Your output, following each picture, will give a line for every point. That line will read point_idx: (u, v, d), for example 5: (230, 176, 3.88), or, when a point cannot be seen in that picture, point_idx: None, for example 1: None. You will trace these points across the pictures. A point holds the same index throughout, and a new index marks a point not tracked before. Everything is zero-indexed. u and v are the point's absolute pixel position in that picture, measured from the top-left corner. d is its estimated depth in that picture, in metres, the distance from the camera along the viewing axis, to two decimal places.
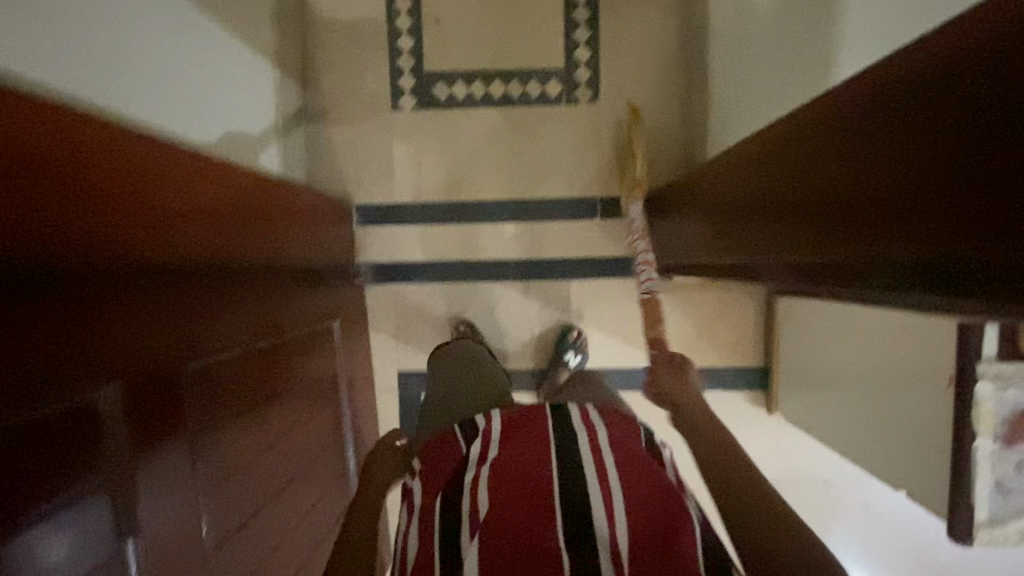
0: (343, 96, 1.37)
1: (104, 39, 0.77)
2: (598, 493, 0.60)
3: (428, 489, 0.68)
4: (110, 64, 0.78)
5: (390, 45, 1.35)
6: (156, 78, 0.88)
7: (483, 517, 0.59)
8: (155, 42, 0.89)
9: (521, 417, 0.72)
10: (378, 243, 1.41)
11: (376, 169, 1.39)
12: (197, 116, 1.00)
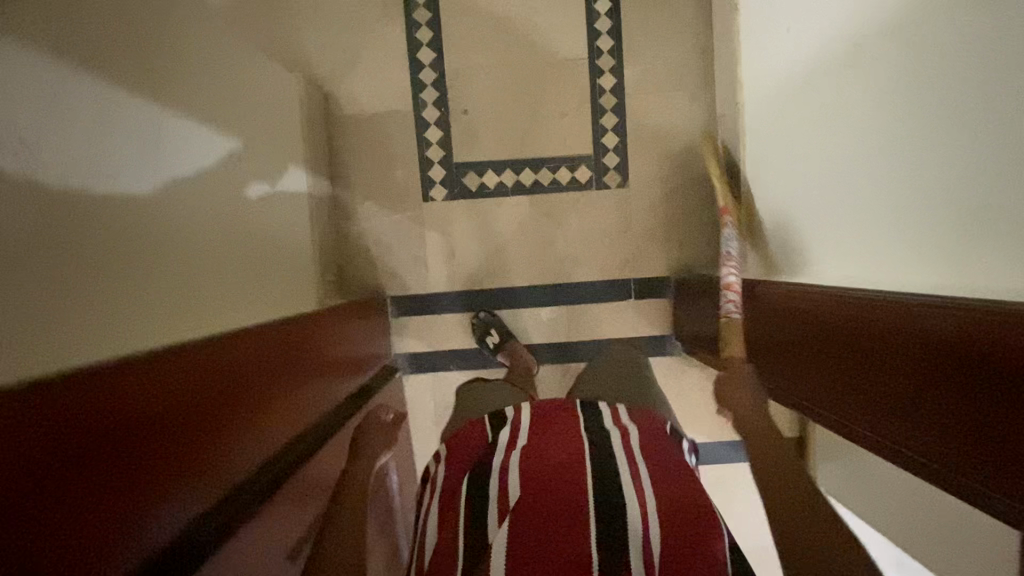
0: (372, 188, 1.35)
1: (149, 208, 0.74)
2: (631, 481, 0.64)
3: (454, 470, 0.71)
4: (156, 230, 0.75)
5: (418, 136, 1.34)
6: (195, 218, 0.85)
7: (512, 498, 0.62)
8: (191, 180, 0.85)
9: (548, 413, 0.76)
10: (412, 332, 1.39)
11: (408, 258, 1.36)
12: (235, 241, 0.96)
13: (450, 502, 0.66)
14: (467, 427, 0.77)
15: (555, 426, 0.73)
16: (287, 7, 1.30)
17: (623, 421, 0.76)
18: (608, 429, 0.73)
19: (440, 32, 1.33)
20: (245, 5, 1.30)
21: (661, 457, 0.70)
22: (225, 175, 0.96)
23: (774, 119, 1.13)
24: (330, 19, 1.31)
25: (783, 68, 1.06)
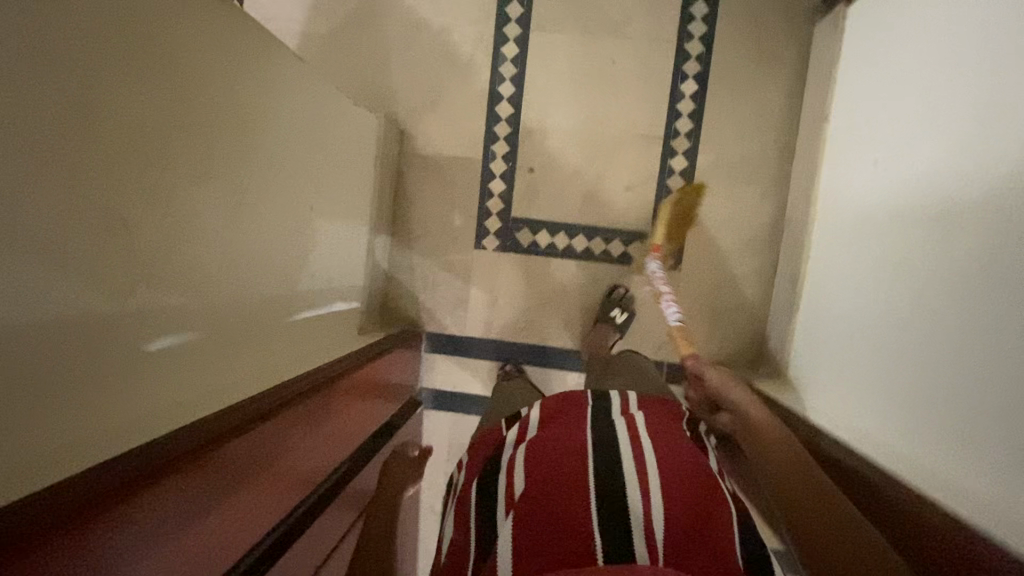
0: (430, 227, 1.39)
1: (227, 253, 0.81)
2: (633, 466, 0.61)
3: (472, 469, 0.75)
4: (231, 276, 0.82)
5: (482, 186, 1.38)
6: (265, 258, 0.91)
7: (516, 495, 0.61)
8: (269, 222, 0.92)
9: (557, 405, 0.74)
10: (441, 370, 1.42)
11: (451, 300, 1.40)
12: (298, 276, 1.03)
13: (461, 507, 0.67)
14: (489, 432, 0.80)
15: (564, 416, 0.72)
16: (380, 43, 1.36)
17: (631, 411, 0.73)
18: (612, 419, 0.70)
19: (521, 88, 1.35)
20: (343, 37, 1.36)
21: (672, 441, 0.67)
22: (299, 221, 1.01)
23: (845, 240, 1.07)
24: (419, 60, 1.36)
25: (862, 193, 1.03)
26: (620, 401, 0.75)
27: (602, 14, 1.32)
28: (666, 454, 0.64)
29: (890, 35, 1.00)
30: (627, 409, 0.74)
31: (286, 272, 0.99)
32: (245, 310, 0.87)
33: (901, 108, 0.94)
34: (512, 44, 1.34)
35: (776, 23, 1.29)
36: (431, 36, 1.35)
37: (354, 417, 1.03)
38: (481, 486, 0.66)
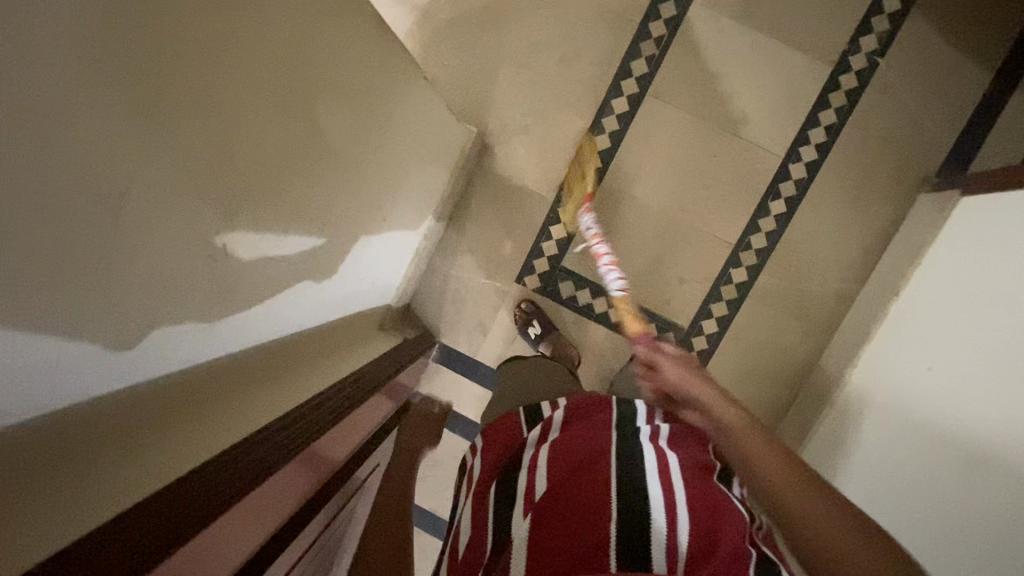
0: (480, 246, 1.37)
1: (310, 260, 0.81)
2: (659, 496, 0.58)
3: (487, 460, 0.72)
4: (305, 280, 0.83)
5: (544, 226, 1.36)
6: (336, 261, 0.91)
7: (534, 494, 0.61)
8: (351, 230, 0.91)
9: (587, 406, 0.72)
10: (441, 384, 1.41)
11: (475, 322, 1.39)
12: (353, 277, 1.03)
13: (478, 504, 0.67)
14: (504, 420, 0.77)
15: (589, 421, 0.71)
16: (494, 53, 1.31)
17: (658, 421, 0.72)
18: (637, 424, 0.70)
19: (617, 146, 1.32)
20: (461, 34, 1.31)
21: (703, 466, 0.64)
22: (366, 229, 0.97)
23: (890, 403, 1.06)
24: (528, 82, 1.32)
25: (920, 367, 1.03)
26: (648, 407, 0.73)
27: (722, 103, 1.29)
28: (695, 479, 0.62)
29: (979, 253, 1.01)
30: (654, 419, 0.72)
31: (346, 272, 0.98)
32: (302, 306, 0.88)
33: (971, 337, 0.95)
34: (624, 99, 1.30)
35: (883, 177, 1.27)
36: (547, 62, 1.31)
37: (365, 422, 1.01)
38: (500, 485, 0.66)
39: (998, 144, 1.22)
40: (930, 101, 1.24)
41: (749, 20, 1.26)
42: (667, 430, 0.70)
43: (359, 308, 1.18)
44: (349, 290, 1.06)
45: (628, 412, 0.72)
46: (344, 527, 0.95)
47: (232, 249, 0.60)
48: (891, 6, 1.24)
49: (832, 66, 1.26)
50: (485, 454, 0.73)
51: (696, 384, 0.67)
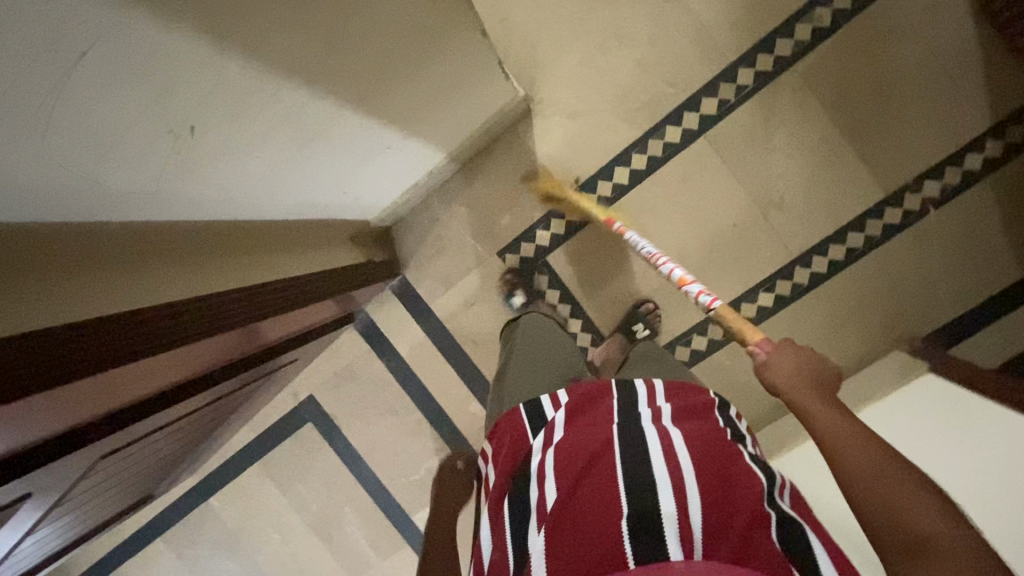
0: (480, 205, 1.36)
1: (304, 164, 0.78)
2: (663, 465, 0.63)
3: (499, 467, 0.75)
4: (295, 180, 0.81)
5: (547, 216, 1.34)
6: (331, 172, 0.88)
7: (545, 507, 0.64)
8: (358, 149, 0.87)
9: (584, 400, 0.76)
10: (388, 311, 1.43)
11: (443, 271, 1.40)
12: (345, 188, 1.00)
13: (499, 512, 0.69)
14: (508, 424, 0.78)
15: (590, 413, 0.74)
16: (576, 25, 1.24)
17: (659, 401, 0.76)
18: (638, 399, 0.76)
19: (649, 172, 1.27)
20: None
21: (705, 442, 0.68)
22: (371, 156, 0.94)
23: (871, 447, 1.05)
24: (596, 70, 1.25)
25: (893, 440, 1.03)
26: (648, 390, 0.78)
27: (765, 179, 1.24)
28: (701, 456, 0.65)
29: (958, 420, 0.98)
30: (654, 401, 0.76)
31: (338, 183, 0.96)
32: (284, 203, 0.86)
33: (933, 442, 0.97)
34: (678, 131, 1.25)
35: (874, 318, 1.26)
36: (622, 60, 1.24)
37: (302, 314, 1.07)
38: (513, 497, 0.68)
39: (991, 338, 1.21)
40: (954, 270, 1.22)
41: (832, 111, 1.20)
42: (668, 411, 0.74)
43: (342, 218, 1.16)
44: (343, 203, 1.07)
45: (627, 397, 0.76)
46: (234, 382, 1.04)
47: (256, 109, 0.59)
48: (972, 163, 1.19)
49: (886, 195, 1.22)
50: (498, 460, 0.76)
51: (802, 380, 0.67)
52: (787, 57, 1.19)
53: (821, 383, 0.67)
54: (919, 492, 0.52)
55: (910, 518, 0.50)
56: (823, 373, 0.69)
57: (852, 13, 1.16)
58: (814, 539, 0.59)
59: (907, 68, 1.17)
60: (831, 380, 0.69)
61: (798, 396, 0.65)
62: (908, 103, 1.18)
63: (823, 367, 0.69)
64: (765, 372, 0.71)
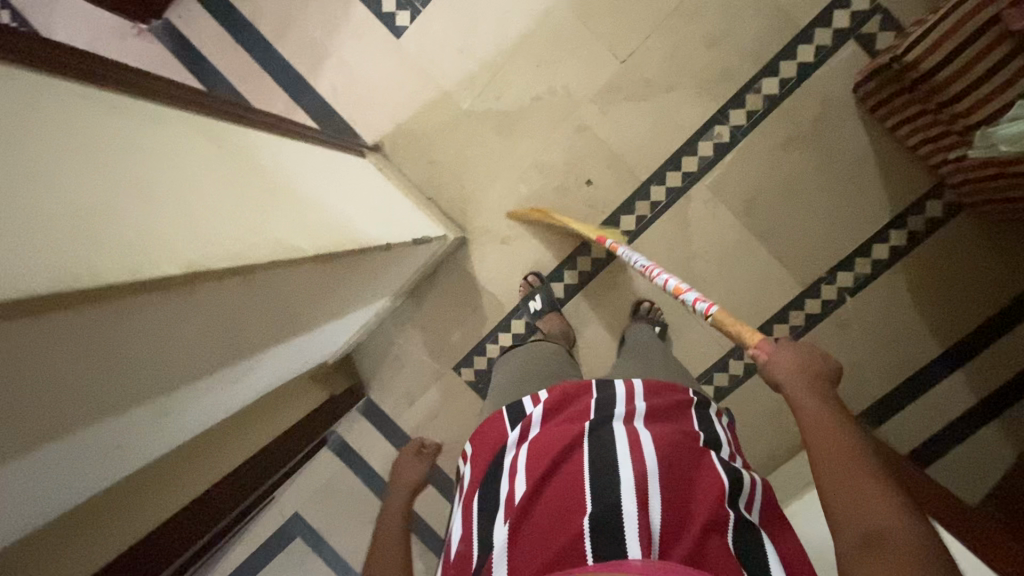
0: (430, 326, 1.44)
1: (257, 378, 0.87)
2: (629, 474, 0.64)
3: (476, 466, 0.77)
4: (251, 388, 0.89)
5: (494, 331, 1.42)
6: (281, 368, 0.97)
7: (514, 501, 0.66)
8: (303, 346, 0.96)
9: (566, 401, 0.76)
10: (358, 429, 1.52)
11: (405, 388, 1.48)
12: (313, 352, 1.09)
13: (468, 505, 0.72)
14: (490, 419, 0.80)
15: (570, 412, 0.75)
16: (496, 162, 1.33)
17: (635, 400, 0.74)
18: (615, 397, 0.75)
19: (581, 286, 1.38)
20: (469, 134, 1.33)
21: (673, 442, 0.68)
22: (317, 341, 1.03)
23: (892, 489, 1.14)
24: (521, 197, 1.34)
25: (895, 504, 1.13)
26: (626, 389, 0.76)
27: (692, 282, 1.31)
28: (669, 458, 0.66)
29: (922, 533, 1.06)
30: (632, 399, 0.75)
31: (295, 364, 1.04)
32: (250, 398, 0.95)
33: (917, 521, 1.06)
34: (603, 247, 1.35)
35: None
36: (543, 187, 1.33)
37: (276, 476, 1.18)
38: (484, 492, 0.71)
39: (916, 412, 1.29)
40: (878, 352, 1.29)
41: (744, 217, 1.28)
42: (641, 410, 0.73)
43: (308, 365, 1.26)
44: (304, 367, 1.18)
45: (607, 397, 0.75)
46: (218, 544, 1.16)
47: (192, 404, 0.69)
48: (879, 253, 1.26)
49: (804, 286, 1.29)
50: (477, 460, 0.77)
51: (798, 381, 0.67)
52: (693, 172, 1.28)
53: (820, 384, 0.66)
54: (898, 508, 0.54)
55: (872, 516, 0.54)
56: (821, 368, 0.68)
57: (748, 128, 1.24)
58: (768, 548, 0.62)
59: (807, 172, 1.24)
60: (828, 369, 0.69)
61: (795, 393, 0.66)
62: (814, 201, 1.25)
63: (820, 360, 0.69)
64: (765, 366, 0.71)
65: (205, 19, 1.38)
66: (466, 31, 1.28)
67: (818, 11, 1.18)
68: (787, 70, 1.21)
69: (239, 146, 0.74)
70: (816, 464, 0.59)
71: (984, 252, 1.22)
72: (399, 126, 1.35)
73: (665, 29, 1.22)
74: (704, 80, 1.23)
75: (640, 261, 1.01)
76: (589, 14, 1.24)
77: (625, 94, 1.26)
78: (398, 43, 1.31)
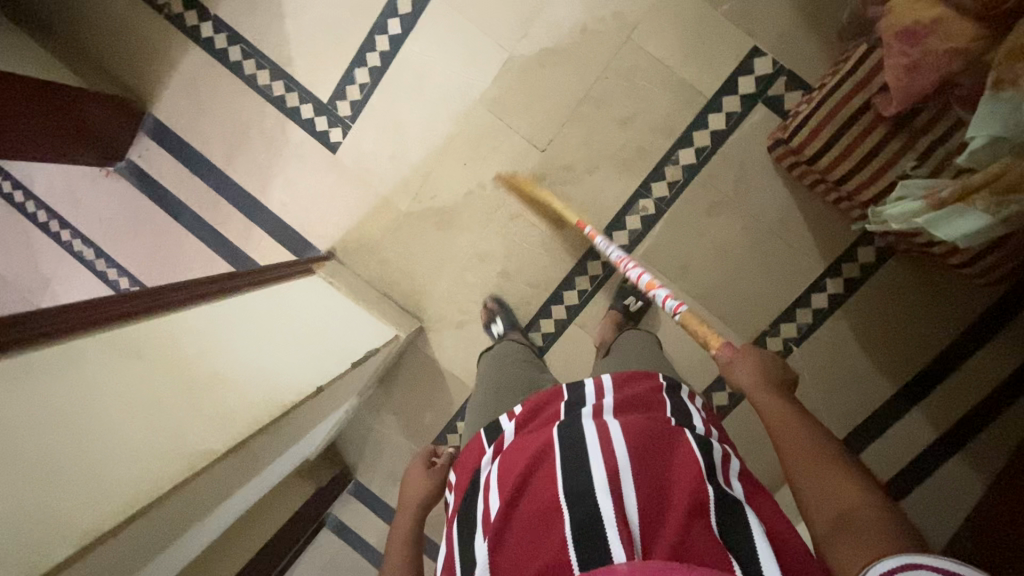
0: (403, 409, 1.52)
1: (231, 499, 0.87)
2: (602, 469, 0.60)
3: (458, 488, 0.75)
4: (226, 509, 0.89)
5: (462, 409, 1.50)
6: (250, 492, 0.97)
7: (491, 514, 0.63)
8: (261, 483, 1.03)
9: (533, 408, 0.78)
10: (352, 510, 1.61)
11: (389, 469, 1.57)
12: (288, 457, 1.10)
13: (450, 531, 0.68)
14: (469, 444, 0.80)
15: (539, 416, 0.76)
16: (440, 255, 1.41)
17: (604, 395, 0.75)
18: (583, 396, 0.76)
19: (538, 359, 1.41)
20: (413, 232, 1.40)
21: (645, 430, 0.66)
22: (282, 467, 1.12)
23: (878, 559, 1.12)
24: (468, 284, 1.41)
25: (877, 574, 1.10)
26: (596, 386, 0.78)
27: None
28: (639, 446, 0.63)
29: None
30: (602, 397, 0.76)
31: (267, 482, 1.06)
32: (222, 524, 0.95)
33: None
34: (552, 322, 1.40)
35: None
36: (488, 273, 1.40)
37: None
38: (462, 515, 0.68)
39: (881, 450, 1.30)
40: (832, 398, 1.30)
41: (682, 281, 1.31)
42: (610, 405, 0.74)
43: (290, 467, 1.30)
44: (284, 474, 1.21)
45: (575, 396, 0.76)
46: None
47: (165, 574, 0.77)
48: (819, 302, 1.27)
49: (750, 341, 1.31)
50: (459, 483, 0.76)
51: (759, 378, 0.75)
52: (626, 245, 1.31)
53: (777, 378, 0.75)
54: (841, 468, 0.61)
55: (833, 488, 0.59)
56: (777, 367, 0.77)
57: (672, 198, 1.27)
58: (754, 524, 0.58)
59: (736, 233, 1.27)
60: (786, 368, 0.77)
61: (759, 397, 0.72)
62: (747, 259, 1.27)
63: (776, 360, 0.78)
64: (729, 370, 0.79)
65: (162, 154, 1.49)
66: (395, 139, 1.36)
67: (722, 80, 1.21)
68: (700, 140, 1.24)
69: (163, 346, 0.81)
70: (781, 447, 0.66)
71: (922, 290, 1.23)
72: (347, 232, 1.43)
73: (578, 116, 1.27)
74: (622, 159, 1.27)
75: (616, 252, 1.13)
76: (504, 111, 1.29)
77: (550, 179, 1.31)
78: (334, 158, 1.40)
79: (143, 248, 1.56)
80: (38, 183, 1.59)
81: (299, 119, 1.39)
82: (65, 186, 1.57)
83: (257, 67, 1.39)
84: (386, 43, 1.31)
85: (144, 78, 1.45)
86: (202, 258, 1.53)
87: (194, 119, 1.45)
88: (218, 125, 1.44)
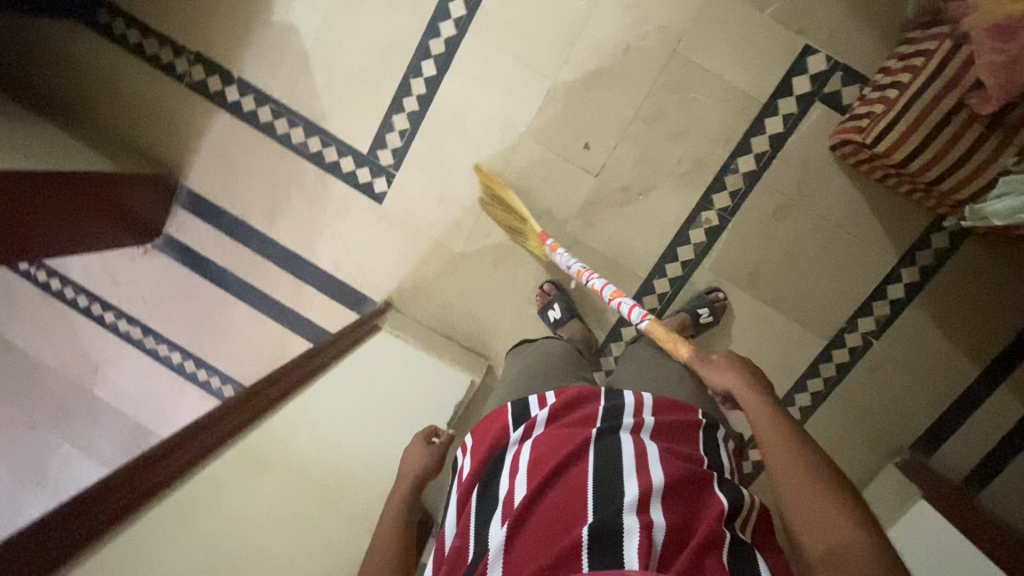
0: None
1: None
2: (632, 488, 0.63)
3: (473, 459, 0.76)
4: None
5: None
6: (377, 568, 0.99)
7: (515, 501, 0.65)
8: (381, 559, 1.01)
9: (572, 404, 0.77)
10: None
11: None
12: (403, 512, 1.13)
13: (467, 500, 0.71)
14: (494, 414, 0.81)
15: (575, 415, 0.76)
16: (503, 291, 1.38)
17: (643, 414, 0.76)
18: (625, 407, 0.76)
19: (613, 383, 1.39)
20: (471, 272, 1.37)
21: (679, 462, 0.68)
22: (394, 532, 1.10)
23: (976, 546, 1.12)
24: (534, 317, 1.39)
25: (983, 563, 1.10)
26: (636, 399, 0.78)
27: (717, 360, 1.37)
28: (673, 475, 0.66)
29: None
30: (640, 412, 0.76)
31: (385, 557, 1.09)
32: None
33: None
34: (623, 344, 1.37)
35: (861, 443, 1.33)
36: None
37: None
38: (482, 489, 0.71)
39: (972, 430, 1.28)
40: (918, 385, 1.29)
41: (753, 288, 1.28)
42: (650, 423, 0.75)
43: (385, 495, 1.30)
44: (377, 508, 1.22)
45: (615, 403, 0.77)
46: None
47: None
48: (895, 292, 1.25)
49: (828, 339, 1.29)
50: (476, 449, 0.77)
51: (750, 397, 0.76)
52: (692, 260, 1.28)
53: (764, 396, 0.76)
54: (829, 494, 0.62)
55: (823, 517, 0.60)
56: (762, 384, 0.79)
57: (734, 207, 1.25)
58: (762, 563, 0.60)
59: (804, 234, 1.24)
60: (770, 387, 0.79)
61: (751, 408, 0.75)
62: (816, 258, 1.25)
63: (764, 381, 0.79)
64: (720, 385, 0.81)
65: (199, 225, 1.45)
66: (443, 181, 1.33)
67: (774, 83, 1.18)
68: (758, 146, 1.21)
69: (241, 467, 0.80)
70: (773, 474, 0.66)
71: (999, 268, 1.22)
72: (403, 281, 1.40)
73: (631, 136, 1.24)
74: (680, 174, 1.25)
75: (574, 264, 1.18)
76: (553, 141, 1.27)
77: (608, 204, 1.28)
78: (381, 208, 1.36)
79: (192, 321, 1.53)
80: (74, 271, 1.55)
81: (339, 173, 1.36)
82: (103, 269, 1.54)
83: (290, 125, 1.35)
84: (422, 86, 1.28)
85: (173, 150, 1.41)
86: (255, 325, 1.49)
87: (229, 186, 1.41)
88: (256, 189, 1.40)
